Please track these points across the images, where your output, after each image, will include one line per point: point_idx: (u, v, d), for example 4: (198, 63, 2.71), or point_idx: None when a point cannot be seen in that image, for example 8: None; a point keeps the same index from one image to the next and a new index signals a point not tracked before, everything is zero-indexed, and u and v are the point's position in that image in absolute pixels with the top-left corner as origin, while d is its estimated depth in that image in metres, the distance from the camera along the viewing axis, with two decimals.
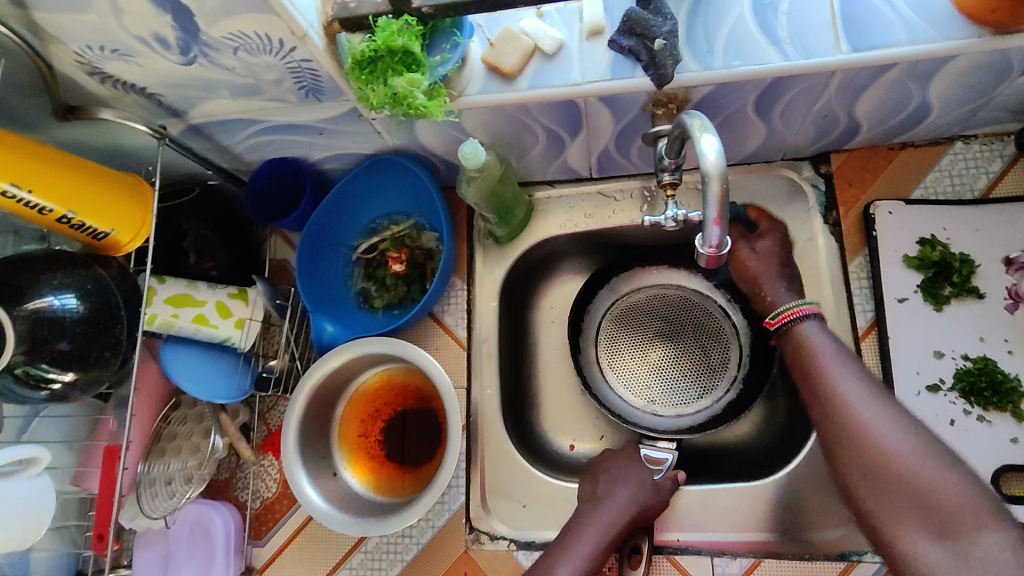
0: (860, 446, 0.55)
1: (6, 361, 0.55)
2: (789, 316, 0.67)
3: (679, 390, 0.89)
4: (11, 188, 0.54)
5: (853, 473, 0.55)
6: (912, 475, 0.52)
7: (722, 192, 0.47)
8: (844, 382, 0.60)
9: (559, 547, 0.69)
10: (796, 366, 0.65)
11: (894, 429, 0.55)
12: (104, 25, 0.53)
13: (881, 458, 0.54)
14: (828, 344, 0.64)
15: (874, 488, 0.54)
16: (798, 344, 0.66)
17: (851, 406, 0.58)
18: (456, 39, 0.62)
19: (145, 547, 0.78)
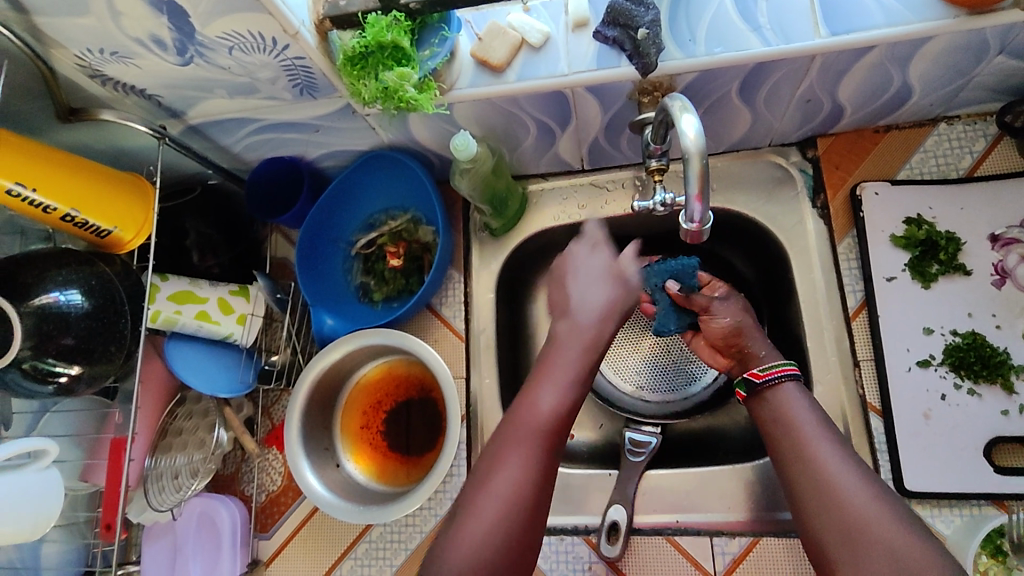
0: (837, 506, 0.53)
1: (13, 355, 0.57)
2: (775, 371, 0.63)
3: (668, 376, 0.91)
4: (17, 187, 0.56)
5: (829, 533, 0.52)
6: (886, 539, 0.50)
7: (703, 168, 0.49)
8: (821, 444, 0.57)
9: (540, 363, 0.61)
10: (768, 420, 0.62)
11: (869, 493, 0.53)
12: (103, 27, 0.55)
13: (856, 521, 0.51)
14: (804, 402, 0.61)
15: (850, 551, 0.51)
16: (774, 395, 0.62)
17: (828, 468, 0.55)
18: (444, 34, 0.64)
19: (153, 540, 0.80)
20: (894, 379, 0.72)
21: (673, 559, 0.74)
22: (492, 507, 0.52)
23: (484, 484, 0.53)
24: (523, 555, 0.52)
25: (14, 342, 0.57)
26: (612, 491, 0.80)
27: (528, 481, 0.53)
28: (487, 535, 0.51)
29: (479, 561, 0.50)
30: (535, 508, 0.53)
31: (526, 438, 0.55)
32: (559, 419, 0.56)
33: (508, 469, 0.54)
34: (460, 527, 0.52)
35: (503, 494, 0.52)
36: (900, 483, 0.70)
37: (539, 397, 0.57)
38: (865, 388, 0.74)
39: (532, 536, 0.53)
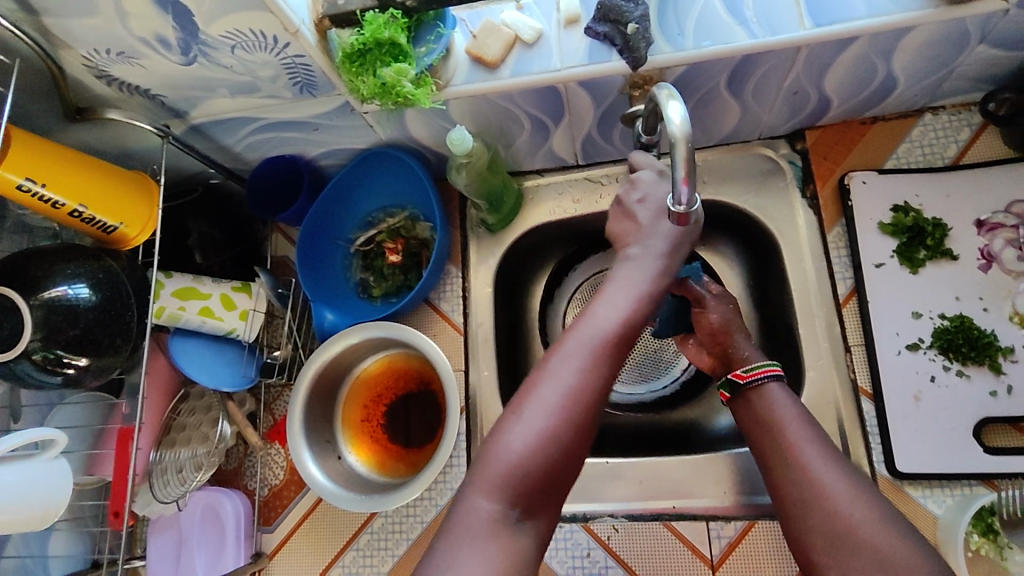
0: (822, 508, 0.54)
1: (23, 347, 0.59)
2: (758, 373, 0.66)
3: (626, 368, 0.93)
4: (27, 182, 0.58)
5: (816, 535, 0.53)
6: (872, 541, 0.51)
7: (689, 154, 0.50)
8: (806, 447, 0.59)
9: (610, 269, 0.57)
10: (752, 424, 0.64)
11: (853, 494, 0.54)
12: (110, 28, 0.57)
13: (841, 524, 0.52)
14: (789, 403, 0.63)
15: (836, 553, 0.52)
16: (760, 397, 0.64)
17: (812, 471, 0.56)
18: (439, 31, 0.66)
19: (159, 533, 0.82)
20: (885, 363, 0.74)
21: (670, 543, 0.76)
22: (548, 403, 0.50)
23: (541, 380, 0.51)
24: (577, 451, 0.50)
25: (25, 332, 0.59)
26: (612, 479, 0.80)
27: (592, 378, 0.50)
28: (543, 431, 0.49)
29: (532, 457, 0.49)
30: (595, 405, 0.50)
31: (596, 336, 0.51)
32: (630, 319, 0.53)
33: (569, 368, 0.51)
34: (512, 421, 0.50)
35: (563, 389, 0.50)
36: (892, 463, 0.71)
37: (609, 300, 0.54)
38: (856, 373, 0.75)
39: (589, 432, 0.50)
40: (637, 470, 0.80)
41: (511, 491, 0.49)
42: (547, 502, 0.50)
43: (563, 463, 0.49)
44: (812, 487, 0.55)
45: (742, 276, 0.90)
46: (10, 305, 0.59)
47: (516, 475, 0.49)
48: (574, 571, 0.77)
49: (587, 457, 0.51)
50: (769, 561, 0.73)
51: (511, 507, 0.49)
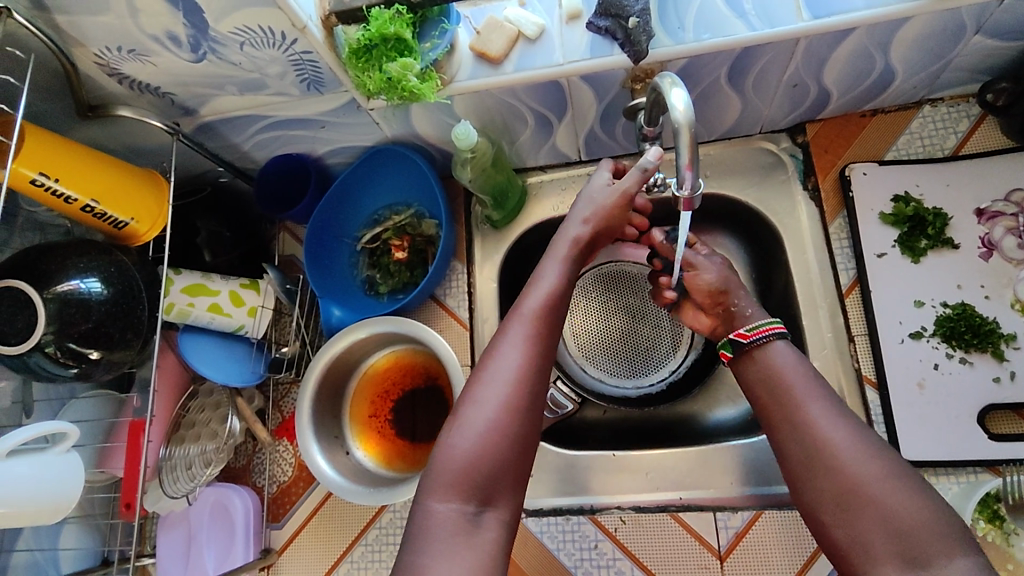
0: (828, 466, 0.55)
1: (36, 340, 0.59)
2: (761, 332, 0.66)
3: (618, 360, 0.93)
4: (41, 177, 0.59)
5: (821, 495, 0.55)
6: (881, 500, 0.52)
7: (692, 139, 0.51)
8: (812, 405, 0.59)
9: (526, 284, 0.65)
10: (755, 381, 0.64)
11: (861, 454, 0.54)
12: (122, 25, 0.58)
13: (848, 484, 0.53)
14: (793, 360, 0.63)
15: (844, 513, 0.53)
16: (763, 357, 0.64)
17: (817, 429, 0.57)
18: (444, 26, 0.67)
19: (169, 530, 0.82)
20: (888, 351, 0.74)
21: (676, 535, 0.76)
22: (487, 406, 0.55)
23: (479, 384, 0.57)
24: (522, 444, 0.55)
25: (38, 326, 0.59)
26: (617, 473, 0.80)
27: (521, 379, 0.57)
28: (486, 429, 0.55)
29: (480, 452, 0.54)
30: (531, 398, 0.57)
31: (517, 341, 0.59)
32: (545, 322, 0.61)
33: (499, 372, 0.57)
34: (457, 425, 0.55)
35: (499, 389, 0.56)
36: (897, 451, 0.71)
37: (527, 307, 0.61)
38: (860, 362, 0.76)
39: (530, 423, 0.56)
40: (641, 463, 0.80)
41: (467, 488, 0.53)
42: (506, 494, 0.54)
43: (511, 456, 0.54)
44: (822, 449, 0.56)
45: (745, 270, 0.91)
46: (23, 297, 0.60)
47: (469, 473, 0.53)
48: (582, 562, 0.78)
49: (535, 446, 0.57)
50: (777, 550, 0.73)
51: (469, 503, 0.53)
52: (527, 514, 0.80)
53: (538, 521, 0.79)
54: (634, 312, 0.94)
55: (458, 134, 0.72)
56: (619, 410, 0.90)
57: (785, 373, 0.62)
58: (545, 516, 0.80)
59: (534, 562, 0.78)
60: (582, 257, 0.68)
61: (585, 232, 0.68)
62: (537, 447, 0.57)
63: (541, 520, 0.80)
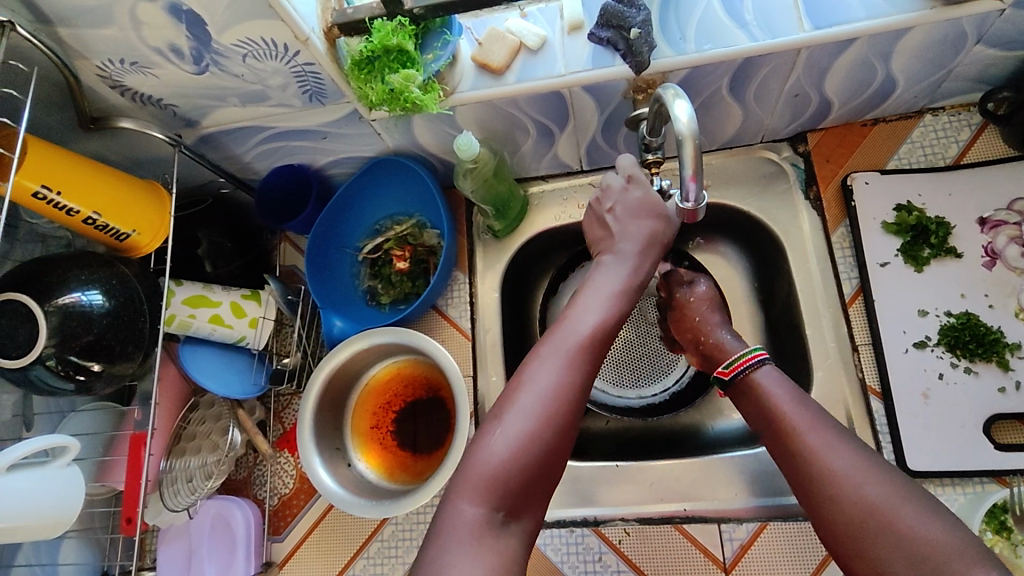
0: (834, 494, 0.54)
1: (38, 352, 0.59)
2: (746, 362, 0.68)
3: (619, 371, 0.93)
4: (43, 189, 0.59)
5: (838, 523, 0.53)
6: (895, 524, 0.51)
7: (696, 151, 0.52)
8: (811, 433, 0.59)
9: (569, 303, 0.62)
10: (755, 415, 0.65)
11: (870, 476, 0.54)
12: (125, 38, 0.58)
13: (857, 511, 0.52)
14: (784, 387, 0.64)
15: (862, 541, 0.52)
16: (754, 389, 0.66)
17: (820, 457, 0.57)
18: (446, 38, 0.67)
19: (169, 543, 0.81)
20: (892, 361, 0.74)
21: (682, 547, 0.75)
22: (523, 414, 0.53)
23: (518, 393, 0.54)
24: (553, 460, 0.53)
25: (40, 338, 0.59)
26: (621, 484, 0.80)
27: (562, 394, 0.54)
28: (521, 437, 0.52)
29: (514, 459, 0.52)
30: (570, 414, 0.54)
31: (564, 356, 0.56)
32: (592, 344, 0.57)
33: (538, 383, 0.54)
34: (491, 432, 0.53)
35: (537, 400, 0.54)
36: (903, 461, 0.71)
37: (576, 327, 0.58)
38: (864, 372, 0.76)
39: (565, 438, 0.54)
40: (645, 473, 0.80)
41: (496, 495, 0.51)
42: (531, 506, 0.53)
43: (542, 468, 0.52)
44: (826, 475, 0.55)
45: (747, 279, 0.91)
46: (24, 310, 0.59)
47: (500, 480, 0.51)
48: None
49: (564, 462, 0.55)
50: (784, 563, 0.72)
51: (497, 509, 0.51)
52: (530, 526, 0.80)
53: (541, 533, 0.79)
54: (636, 322, 0.94)
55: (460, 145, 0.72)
56: (621, 420, 0.90)
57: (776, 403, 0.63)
58: (549, 528, 0.79)
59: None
60: (635, 271, 0.64)
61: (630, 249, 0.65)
62: (565, 466, 0.55)
63: (545, 532, 0.79)
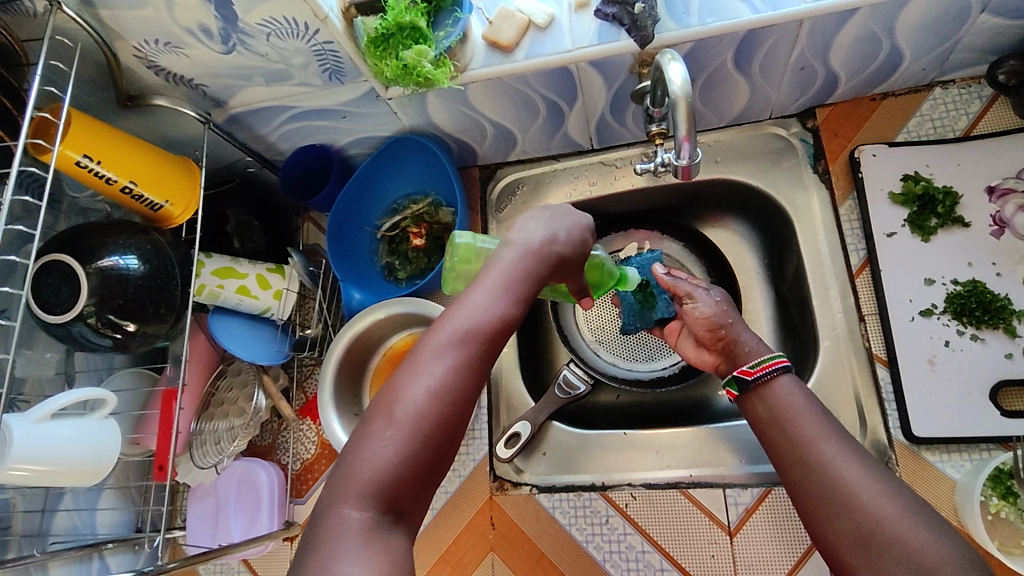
0: (842, 503, 0.52)
1: (79, 310, 0.64)
2: (768, 367, 0.63)
3: (629, 345, 0.95)
4: (85, 159, 0.64)
5: (842, 535, 0.52)
6: (900, 535, 0.49)
7: (688, 111, 0.58)
8: (826, 443, 0.57)
9: (482, 276, 0.54)
10: (767, 422, 0.61)
11: (879, 489, 0.52)
12: (159, 18, 0.63)
13: (865, 521, 0.51)
14: (801, 397, 0.61)
15: (867, 555, 0.50)
16: (772, 397, 0.62)
17: (833, 469, 0.55)
18: (457, 15, 0.70)
19: (198, 500, 0.86)
20: (899, 330, 0.75)
21: (687, 511, 0.77)
22: (410, 414, 0.47)
23: (407, 386, 0.48)
24: (433, 459, 0.47)
25: (81, 296, 0.64)
26: (626, 451, 0.83)
27: (449, 401, 0.48)
28: (404, 442, 0.46)
29: (394, 467, 0.46)
30: (461, 414, 0.49)
31: (458, 354, 0.49)
32: (498, 324, 0.51)
33: (433, 376, 0.48)
34: (373, 433, 0.47)
35: (423, 403, 0.47)
36: (908, 428, 0.72)
37: (471, 317, 0.50)
38: (871, 341, 0.76)
39: (451, 440, 0.48)
40: (649, 441, 0.82)
41: (378, 500, 0.45)
42: (422, 501, 0.47)
43: (424, 470, 0.47)
44: (837, 485, 0.54)
45: (757, 254, 0.92)
46: (68, 271, 0.64)
47: (382, 483, 0.45)
48: (593, 537, 0.79)
49: (449, 462, 0.49)
50: (789, 528, 0.74)
51: (382, 513, 0.45)
52: (539, 491, 0.82)
53: (551, 497, 0.81)
54: None
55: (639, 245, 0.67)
56: (630, 395, 0.92)
57: (793, 412, 0.60)
58: (558, 492, 0.82)
59: (545, 536, 0.80)
60: (533, 268, 0.55)
61: (537, 248, 0.56)
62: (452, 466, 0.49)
63: (553, 496, 0.81)
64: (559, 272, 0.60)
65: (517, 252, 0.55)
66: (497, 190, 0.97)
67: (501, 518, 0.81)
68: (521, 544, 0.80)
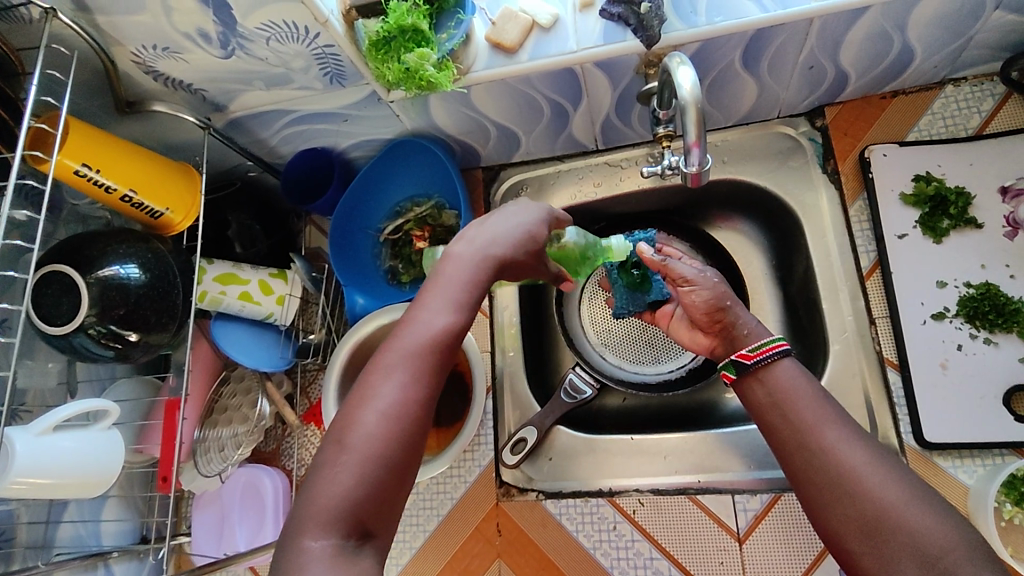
0: (847, 491, 0.51)
1: (80, 321, 0.63)
2: (768, 350, 0.60)
3: (636, 347, 0.94)
4: (83, 168, 0.63)
5: (847, 523, 0.50)
6: (908, 523, 0.48)
7: (699, 115, 0.57)
8: (828, 429, 0.55)
9: (428, 289, 0.55)
10: (765, 406, 0.58)
11: (886, 475, 0.51)
12: (157, 24, 0.61)
13: (871, 509, 0.50)
14: (802, 380, 0.58)
15: (873, 543, 0.49)
16: (772, 378, 0.59)
17: (836, 455, 0.53)
18: (459, 17, 0.69)
19: (202, 508, 0.85)
20: (910, 332, 0.74)
21: (695, 517, 0.76)
22: (365, 439, 0.47)
23: (359, 410, 0.49)
24: (392, 480, 0.48)
25: (82, 308, 0.63)
26: (636, 456, 0.82)
27: (400, 422, 0.48)
28: (361, 466, 0.47)
29: (354, 492, 0.46)
30: (417, 432, 0.49)
31: (405, 374, 0.50)
32: (444, 338, 0.52)
33: (384, 399, 0.49)
34: (330, 459, 0.47)
35: (377, 425, 0.48)
36: (920, 434, 0.71)
37: (418, 334, 0.51)
38: (882, 344, 0.75)
39: (410, 460, 0.49)
40: (659, 446, 0.82)
41: (347, 522, 0.45)
42: (388, 519, 0.48)
43: (388, 491, 0.47)
44: (842, 472, 0.52)
45: (765, 255, 0.91)
46: (68, 281, 0.64)
47: (344, 510, 0.45)
48: (601, 544, 0.78)
49: (412, 479, 0.49)
50: (798, 535, 0.73)
51: (349, 536, 0.45)
52: (546, 497, 0.82)
53: (557, 503, 0.81)
54: None
55: (611, 246, 0.73)
56: (637, 398, 0.91)
57: (795, 395, 0.57)
58: (565, 498, 0.81)
59: (552, 543, 0.79)
60: (480, 276, 0.55)
61: (481, 254, 0.56)
62: (415, 483, 0.50)
63: (560, 502, 0.81)
64: (509, 274, 0.60)
65: (461, 262, 0.55)
66: (501, 190, 0.96)
67: (507, 524, 0.81)
68: (530, 551, 0.79)
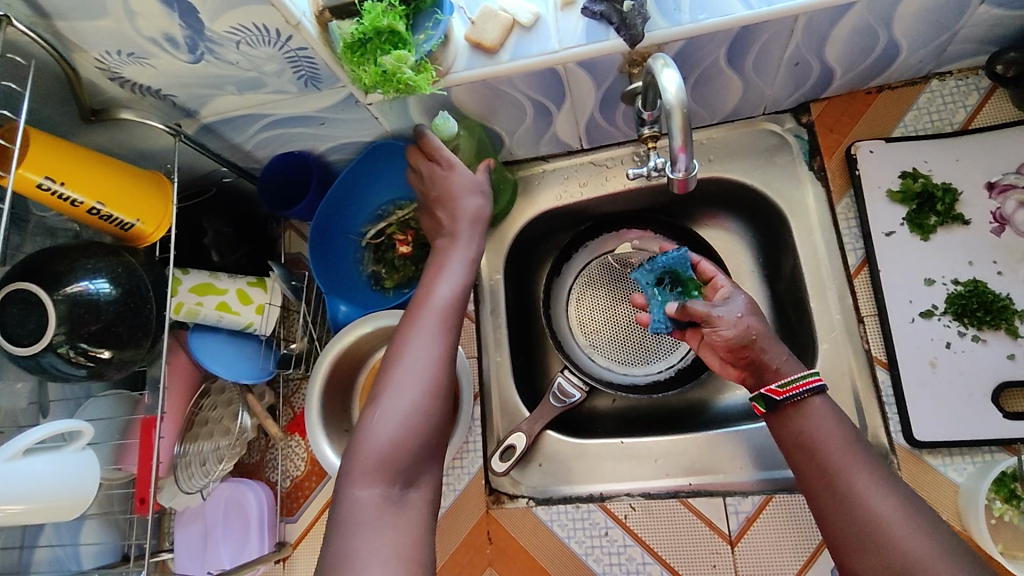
0: (871, 538, 0.51)
1: (48, 339, 0.61)
2: (798, 388, 0.59)
3: (625, 347, 0.93)
4: (46, 180, 0.60)
5: (871, 570, 0.50)
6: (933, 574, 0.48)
7: (684, 121, 0.55)
8: (856, 474, 0.54)
9: (434, 273, 0.67)
10: (794, 448, 0.58)
11: (912, 525, 0.50)
12: (119, 28, 0.59)
13: (896, 559, 0.49)
14: (833, 421, 0.57)
15: None
16: (802, 419, 0.58)
17: (863, 501, 0.52)
18: (437, 17, 0.66)
19: (185, 526, 0.83)
20: (898, 330, 0.73)
21: (687, 521, 0.76)
22: (403, 402, 0.57)
23: (394, 377, 0.58)
24: (428, 429, 0.57)
25: (49, 326, 0.61)
26: (625, 460, 0.82)
27: (428, 380, 0.58)
28: (402, 417, 0.56)
29: (397, 442, 0.55)
30: (444, 387, 0.59)
31: (423, 341, 0.60)
32: (451, 314, 0.63)
33: (413, 367, 0.58)
34: (373, 417, 0.57)
35: (410, 383, 0.58)
36: (910, 433, 0.71)
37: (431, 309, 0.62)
38: (870, 343, 0.75)
39: (441, 411, 0.58)
40: (648, 450, 0.82)
41: (393, 470, 0.55)
42: (427, 466, 0.57)
43: (426, 439, 0.57)
44: (868, 521, 0.51)
45: (751, 253, 0.90)
46: (34, 299, 0.61)
47: (390, 458, 0.55)
48: (592, 550, 0.77)
49: (445, 429, 0.59)
50: (790, 537, 0.73)
51: (394, 483, 0.55)
52: (536, 503, 0.81)
53: (548, 509, 0.80)
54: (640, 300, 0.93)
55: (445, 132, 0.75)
56: (626, 399, 0.90)
57: (826, 439, 0.56)
58: (555, 503, 0.81)
59: (544, 550, 0.78)
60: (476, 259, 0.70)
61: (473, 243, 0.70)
62: (446, 433, 0.60)
63: (551, 508, 0.80)
64: None
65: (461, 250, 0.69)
66: None
67: (499, 533, 0.80)
68: (520, 560, 0.78)
